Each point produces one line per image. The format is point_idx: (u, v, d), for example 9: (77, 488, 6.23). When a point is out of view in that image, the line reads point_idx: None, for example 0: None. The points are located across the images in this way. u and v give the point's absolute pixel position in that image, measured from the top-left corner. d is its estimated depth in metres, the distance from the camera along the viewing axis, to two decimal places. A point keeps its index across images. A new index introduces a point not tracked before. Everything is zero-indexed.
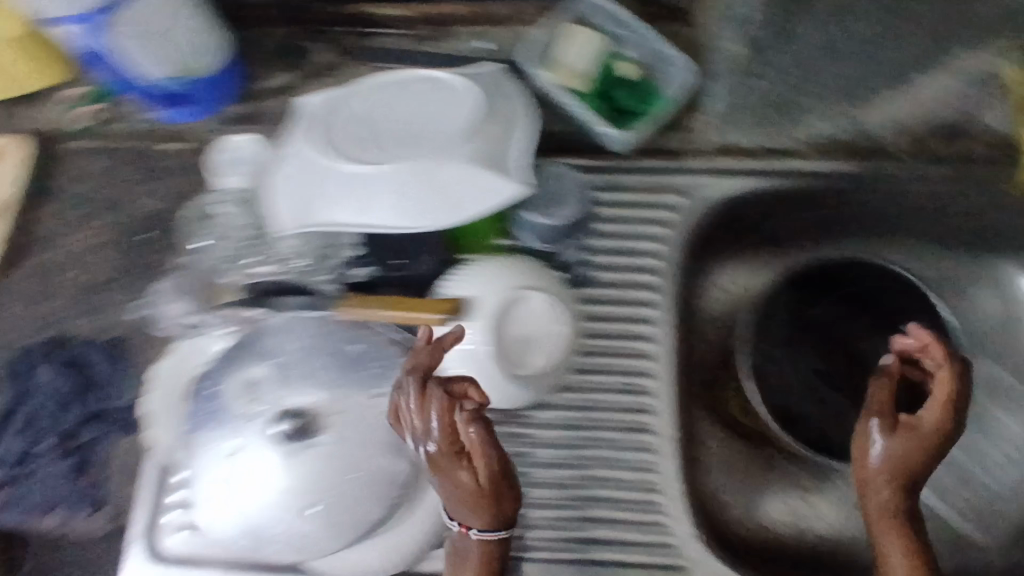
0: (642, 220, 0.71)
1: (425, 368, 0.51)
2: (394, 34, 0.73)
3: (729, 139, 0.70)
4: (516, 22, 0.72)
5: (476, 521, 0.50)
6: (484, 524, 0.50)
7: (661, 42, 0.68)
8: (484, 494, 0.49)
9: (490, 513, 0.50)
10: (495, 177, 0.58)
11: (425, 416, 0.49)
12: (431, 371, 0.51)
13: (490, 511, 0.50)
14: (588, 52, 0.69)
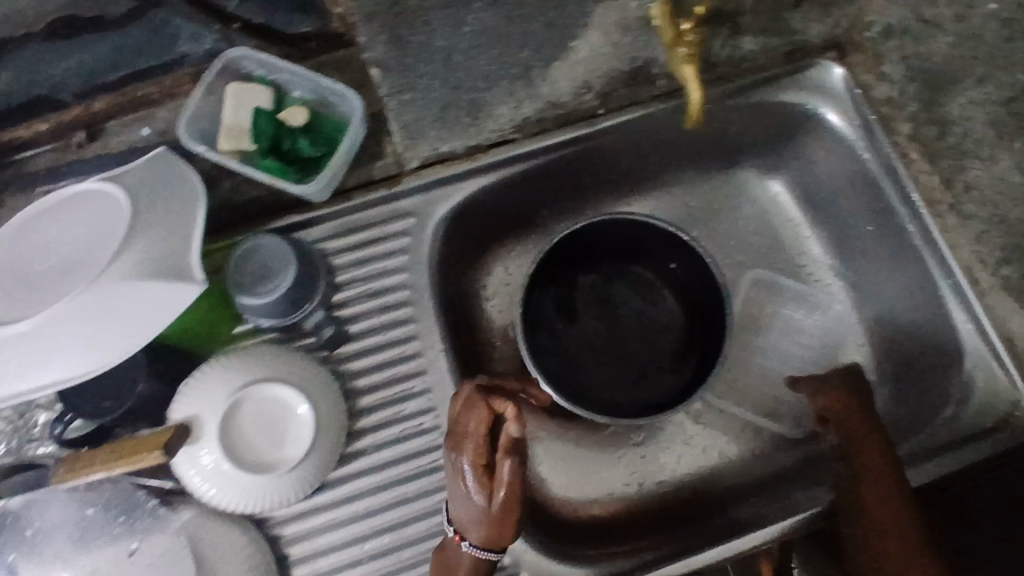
0: (378, 256, 0.69)
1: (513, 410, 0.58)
2: (43, 152, 0.65)
3: (438, 150, 0.68)
4: (175, 98, 0.66)
5: (472, 531, 0.58)
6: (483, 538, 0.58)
7: (321, 79, 0.64)
8: (490, 516, 0.57)
9: (484, 531, 0.57)
10: (170, 284, 0.54)
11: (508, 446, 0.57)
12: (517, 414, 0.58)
13: (491, 529, 0.57)
14: (248, 106, 0.62)
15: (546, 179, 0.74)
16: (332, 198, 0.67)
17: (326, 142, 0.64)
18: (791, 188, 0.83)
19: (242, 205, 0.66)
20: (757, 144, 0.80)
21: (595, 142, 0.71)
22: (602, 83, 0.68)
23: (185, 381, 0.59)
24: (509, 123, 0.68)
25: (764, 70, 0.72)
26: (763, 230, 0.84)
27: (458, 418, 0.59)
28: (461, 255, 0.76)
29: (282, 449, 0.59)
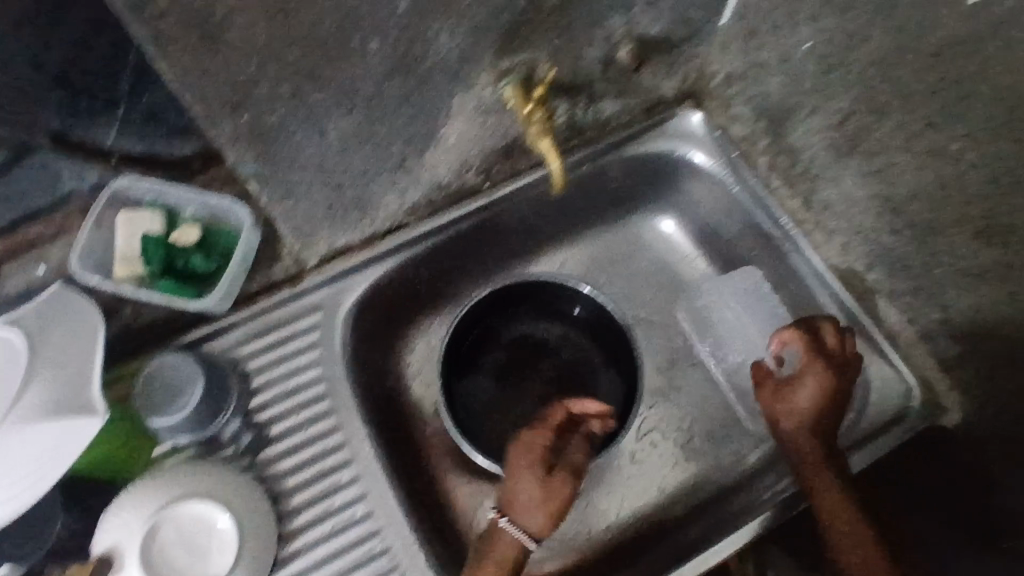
0: (291, 354, 0.70)
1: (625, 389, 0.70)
2: None
3: (335, 245, 0.71)
4: (65, 234, 0.66)
5: (522, 521, 0.61)
6: (534, 528, 0.62)
7: (204, 196, 0.66)
8: (551, 504, 0.62)
9: (540, 521, 0.61)
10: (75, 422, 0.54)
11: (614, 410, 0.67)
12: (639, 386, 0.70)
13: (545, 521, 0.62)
14: (138, 232, 0.64)
15: (448, 254, 0.78)
16: (237, 306, 0.69)
17: (220, 255, 0.67)
18: (682, 226, 0.87)
19: (148, 327, 0.67)
20: (642, 191, 0.85)
21: (485, 214, 0.76)
22: (480, 160, 0.72)
23: (105, 512, 0.58)
24: (400, 209, 0.71)
25: (629, 127, 0.79)
26: (665, 270, 0.87)
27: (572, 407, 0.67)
28: (380, 341, 0.78)
29: (209, 557, 0.59)
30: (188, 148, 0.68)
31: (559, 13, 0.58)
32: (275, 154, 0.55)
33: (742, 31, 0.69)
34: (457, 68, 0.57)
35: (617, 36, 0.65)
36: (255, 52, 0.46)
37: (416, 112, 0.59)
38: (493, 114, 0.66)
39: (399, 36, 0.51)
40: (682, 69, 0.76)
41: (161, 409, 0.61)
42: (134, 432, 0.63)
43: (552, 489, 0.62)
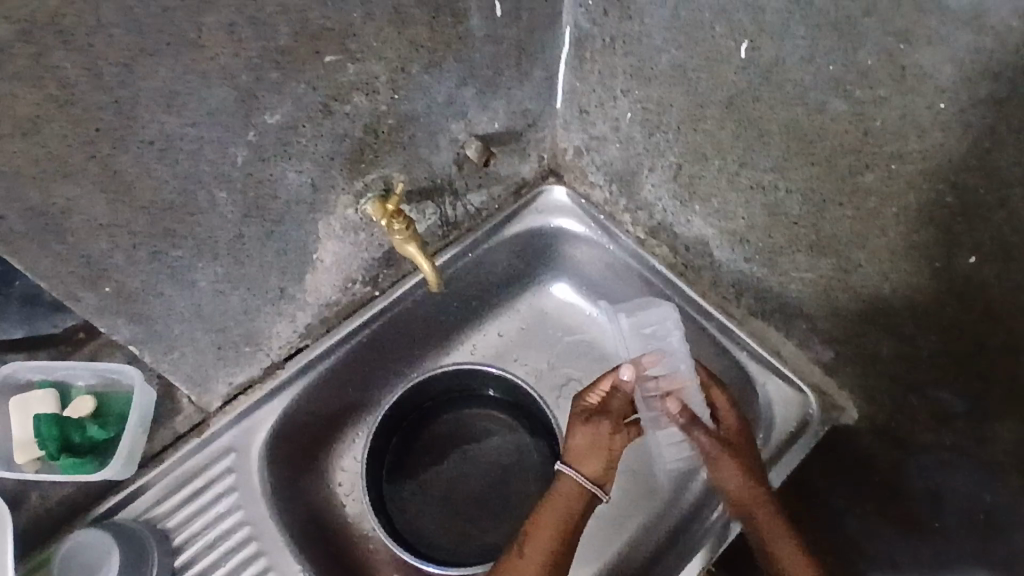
0: (210, 502, 0.69)
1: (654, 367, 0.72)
2: None
3: (235, 382, 0.71)
4: None
5: (586, 471, 0.65)
6: (594, 475, 0.65)
7: (85, 366, 0.66)
8: (605, 451, 0.65)
9: (601, 468, 0.65)
10: None
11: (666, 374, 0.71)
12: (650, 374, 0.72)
13: (606, 466, 0.65)
14: (30, 415, 0.64)
15: (357, 365, 0.79)
16: (146, 465, 0.69)
17: (116, 421, 0.66)
18: (576, 290, 0.92)
19: (54, 510, 0.65)
20: (530, 266, 0.90)
21: (384, 318, 0.79)
22: (362, 273, 0.75)
23: None
24: (293, 334, 0.73)
25: (499, 211, 0.84)
26: (569, 334, 0.91)
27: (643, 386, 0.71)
28: (303, 465, 0.78)
29: None
30: (72, 321, 0.67)
31: (396, 132, 0.64)
32: (149, 312, 0.57)
33: (574, 111, 0.78)
34: (311, 199, 0.61)
35: (460, 138, 0.71)
36: (104, 229, 0.49)
37: (284, 245, 0.63)
38: (362, 230, 0.70)
39: (245, 183, 0.55)
40: (534, 151, 0.83)
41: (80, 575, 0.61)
42: None
43: (608, 436, 0.66)
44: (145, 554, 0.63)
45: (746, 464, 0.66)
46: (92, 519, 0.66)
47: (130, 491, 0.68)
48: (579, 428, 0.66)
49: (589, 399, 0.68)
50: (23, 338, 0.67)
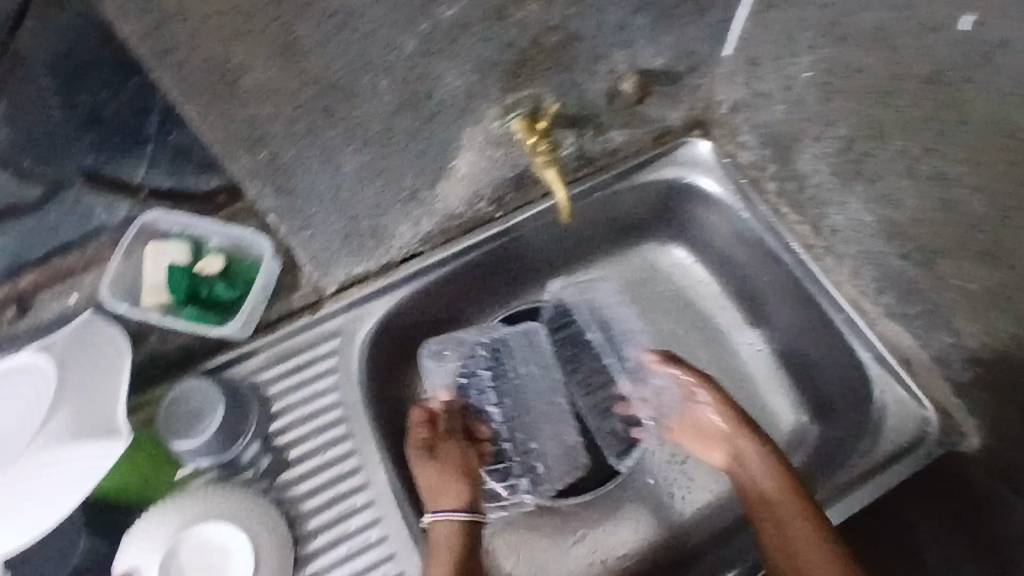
0: (310, 379, 0.72)
1: (456, 408, 0.78)
2: None
3: (353, 272, 0.73)
4: (94, 267, 0.68)
5: (451, 504, 0.68)
6: (464, 501, 0.69)
7: (224, 226, 0.69)
8: (457, 471, 0.71)
9: (464, 492, 0.70)
10: (88, 443, 0.55)
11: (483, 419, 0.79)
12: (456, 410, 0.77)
13: (468, 483, 0.71)
14: (164, 263, 0.67)
15: (464, 281, 0.80)
16: (258, 332, 0.72)
17: (241, 283, 0.70)
18: (695, 255, 0.88)
19: (172, 353, 0.69)
20: (652, 219, 0.87)
21: (501, 241, 0.79)
22: (490, 192, 0.74)
23: (126, 533, 0.59)
24: (414, 238, 0.74)
25: (638, 155, 0.80)
26: (677, 298, 0.88)
27: (439, 420, 0.75)
28: (399, 366, 0.80)
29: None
30: (216, 182, 0.69)
31: (561, 50, 0.61)
32: (292, 186, 0.58)
33: (742, 62, 0.72)
34: (464, 105, 0.60)
35: (619, 69, 0.67)
36: (270, 95, 0.50)
37: (426, 146, 0.62)
38: (501, 148, 0.68)
39: (407, 75, 0.54)
40: (690, 99, 0.78)
41: (185, 417, 0.65)
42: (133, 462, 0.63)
43: (457, 456, 0.72)
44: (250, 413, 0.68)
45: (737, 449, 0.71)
46: (204, 369, 0.70)
47: (244, 349, 0.72)
48: (425, 462, 0.71)
49: (418, 432, 0.73)
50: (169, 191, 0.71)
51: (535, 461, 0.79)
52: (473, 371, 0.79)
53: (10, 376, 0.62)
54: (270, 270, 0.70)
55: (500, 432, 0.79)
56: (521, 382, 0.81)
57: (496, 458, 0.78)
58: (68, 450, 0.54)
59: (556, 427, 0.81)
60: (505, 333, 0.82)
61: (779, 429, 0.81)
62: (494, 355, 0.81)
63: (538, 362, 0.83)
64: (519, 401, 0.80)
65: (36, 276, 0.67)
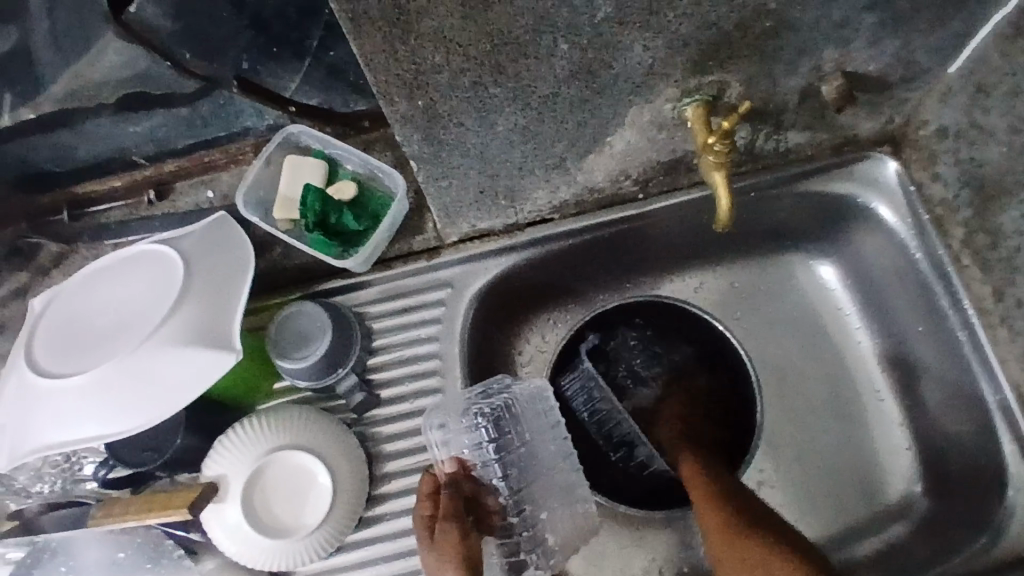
0: (414, 323, 0.71)
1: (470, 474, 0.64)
2: (115, 207, 0.73)
3: (477, 226, 0.70)
4: (236, 165, 0.72)
5: None
6: None
7: (368, 157, 0.69)
8: (454, 550, 0.53)
9: None
10: (203, 350, 0.57)
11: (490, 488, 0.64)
12: (469, 474, 0.63)
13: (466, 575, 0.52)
14: (301, 180, 0.67)
15: (587, 256, 0.76)
16: (374, 267, 0.72)
17: (369, 217, 0.68)
18: (843, 279, 0.80)
19: (292, 270, 0.70)
20: (805, 230, 0.79)
21: (635, 223, 0.73)
22: (639, 171, 0.68)
23: (220, 440, 0.60)
24: (547, 205, 0.69)
25: (809, 162, 0.72)
26: (808, 321, 0.81)
27: (456, 482, 0.61)
28: (502, 324, 0.79)
29: (301, 505, 0.60)
30: (361, 108, 0.71)
31: (765, 38, 0.53)
32: (442, 138, 0.54)
33: (968, 87, 0.66)
34: (641, 80, 0.54)
35: (824, 68, 0.59)
36: (443, 44, 0.45)
37: (587, 118, 0.57)
38: (665, 131, 0.62)
39: (590, 42, 0.48)
40: (889, 111, 0.68)
41: (300, 334, 0.65)
42: (237, 369, 0.65)
43: (455, 540, 0.54)
44: (353, 344, 0.67)
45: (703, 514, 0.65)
46: (320, 291, 0.71)
47: (359, 281, 0.71)
48: (425, 544, 0.56)
49: (423, 507, 0.60)
50: (317, 108, 0.71)
51: (543, 533, 0.66)
52: (480, 443, 0.66)
53: (137, 259, 0.62)
54: (399, 209, 0.68)
55: (507, 504, 0.65)
56: (530, 452, 0.68)
57: (505, 530, 0.65)
58: (184, 352, 0.57)
59: (572, 496, 0.68)
60: (507, 391, 0.69)
61: (883, 490, 0.75)
62: (496, 425, 0.67)
63: (546, 423, 0.70)
64: (525, 474, 0.67)
65: (176, 164, 0.72)
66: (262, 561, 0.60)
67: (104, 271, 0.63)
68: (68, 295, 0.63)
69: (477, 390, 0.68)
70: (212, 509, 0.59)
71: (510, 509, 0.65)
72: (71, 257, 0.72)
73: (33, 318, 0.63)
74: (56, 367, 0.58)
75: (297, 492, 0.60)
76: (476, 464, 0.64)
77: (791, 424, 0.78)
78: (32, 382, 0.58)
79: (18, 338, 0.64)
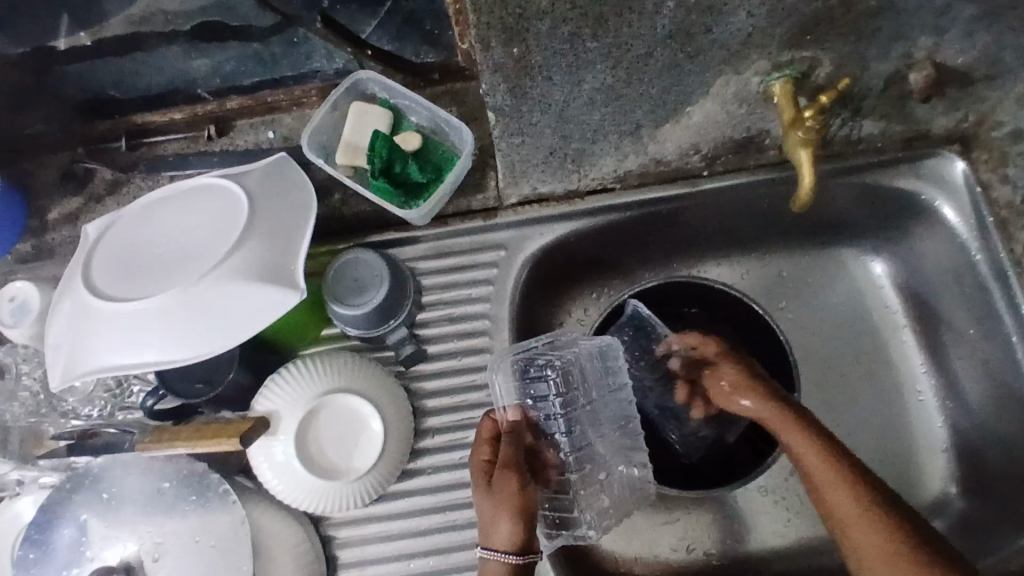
0: (466, 282, 0.70)
1: (534, 420, 0.65)
2: (173, 140, 0.72)
3: (539, 189, 0.69)
4: (301, 107, 0.71)
5: (501, 544, 0.55)
6: (513, 541, 0.55)
7: (438, 108, 0.68)
8: (508, 503, 0.56)
9: (514, 532, 0.55)
10: (270, 286, 0.57)
11: (551, 440, 0.65)
12: (532, 423, 0.65)
13: (520, 528, 0.55)
14: (368, 127, 0.66)
15: (641, 231, 0.75)
16: (431, 222, 0.71)
17: (434, 169, 0.68)
18: (895, 276, 0.80)
19: (350, 217, 0.70)
20: (863, 223, 0.78)
21: (694, 200, 0.71)
22: (710, 147, 0.67)
23: (273, 376, 0.61)
24: (612, 173, 0.68)
25: (876, 154, 0.71)
26: (854, 314, 0.80)
27: (516, 429, 0.62)
28: (549, 294, 0.78)
29: (358, 436, 0.60)
30: (432, 59, 0.71)
31: (860, 15, 0.54)
32: (528, 90, 0.55)
33: None
34: (737, 48, 0.54)
35: (913, 53, 0.60)
36: None
37: (672, 84, 0.57)
38: (745, 105, 0.62)
39: None
40: (964, 107, 0.68)
41: (364, 268, 0.64)
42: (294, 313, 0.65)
43: (514, 491, 0.56)
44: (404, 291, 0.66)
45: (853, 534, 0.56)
46: (376, 241, 0.70)
47: (412, 234, 0.70)
48: (482, 490, 0.58)
49: (481, 451, 0.62)
50: (388, 59, 0.71)
51: (598, 495, 0.66)
52: (545, 395, 0.66)
53: (201, 191, 0.62)
54: (464, 164, 0.67)
55: (567, 461, 0.65)
56: (595, 410, 0.68)
57: (561, 486, 0.65)
58: (249, 287, 0.57)
59: (630, 455, 0.67)
60: (576, 346, 0.68)
61: (919, 487, 0.75)
62: (565, 380, 0.67)
63: (609, 383, 0.69)
64: (589, 431, 0.67)
65: (236, 104, 0.71)
66: (310, 497, 0.59)
67: (165, 200, 0.62)
68: (126, 222, 0.62)
69: (543, 341, 0.67)
70: (263, 441, 0.59)
71: (569, 466, 0.65)
72: (125, 187, 0.71)
73: (90, 244, 0.63)
74: (116, 292, 0.58)
75: (352, 425, 0.60)
76: (539, 417, 0.65)
77: (830, 419, 0.78)
78: (91, 304, 0.58)
79: (74, 261, 0.63)
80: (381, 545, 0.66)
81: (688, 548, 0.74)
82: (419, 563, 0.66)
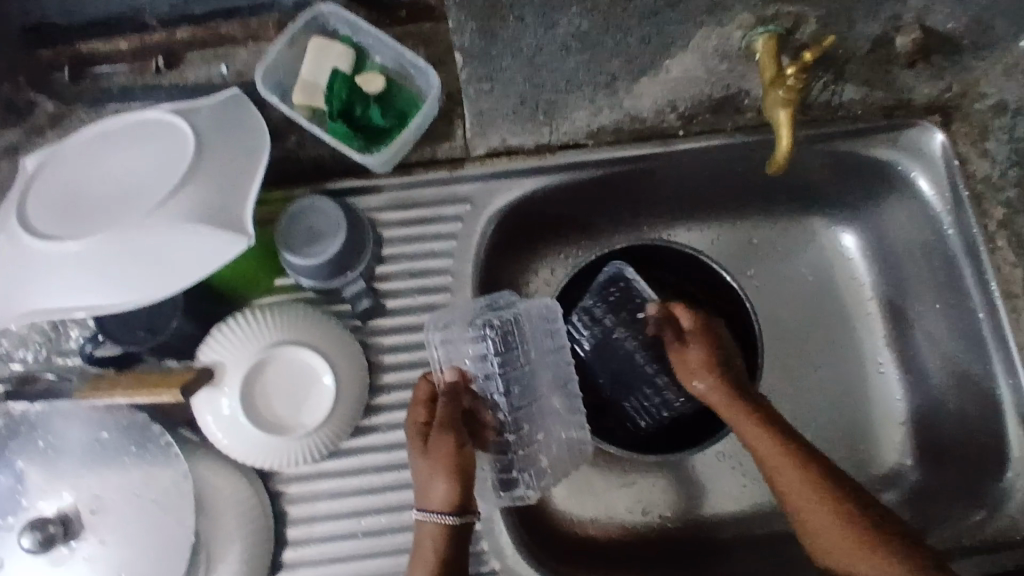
0: (429, 235, 0.68)
1: (471, 380, 0.63)
2: (118, 71, 0.67)
3: (508, 142, 0.66)
4: (256, 41, 0.67)
5: (438, 504, 0.55)
6: (450, 502, 0.55)
7: (403, 49, 0.64)
8: (445, 464, 0.55)
9: (451, 493, 0.55)
10: (215, 230, 0.54)
11: (488, 399, 0.64)
12: (468, 383, 0.63)
13: (456, 488, 0.55)
14: (327, 66, 0.62)
15: (613, 190, 0.72)
16: (393, 171, 0.67)
17: (395, 115, 0.64)
18: (865, 247, 0.79)
19: (306, 161, 0.66)
20: (838, 193, 0.76)
21: (666, 160, 0.68)
22: (688, 105, 0.65)
23: (217, 328, 0.58)
24: (586, 126, 0.66)
25: (855, 122, 0.69)
26: (822, 284, 0.80)
27: (453, 389, 0.61)
28: (516, 252, 0.76)
29: (293, 391, 0.58)
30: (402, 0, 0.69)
31: None
32: None
33: None
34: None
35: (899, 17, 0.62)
36: None
37: (652, 33, 0.59)
38: (727, 61, 0.62)
39: None
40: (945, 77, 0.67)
41: (314, 218, 0.61)
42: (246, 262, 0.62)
43: (451, 452, 0.55)
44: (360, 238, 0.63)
45: (814, 530, 0.57)
46: (334, 188, 0.67)
47: (374, 182, 0.67)
48: (417, 450, 0.57)
49: (417, 412, 0.60)
50: None
51: (537, 456, 0.65)
52: (484, 355, 0.64)
53: (143, 128, 0.57)
54: (429, 109, 0.63)
55: (505, 421, 0.64)
56: (534, 369, 0.66)
57: (499, 447, 0.64)
58: (192, 231, 0.53)
59: (568, 419, 0.66)
60: (517, 306, 0.66)
61: (875, 459, 0.76)
62: (504, 340, 0.65)
63: (551, 344, 0.66)
64: (528, 391, 0.65)
65: (190, 32, 0.68)
66: (254, 453, 0.57)
67: (103, 137, 0.58)
68: (61, 159, 0.58)
69: (481, 304, 0.66)
70: (206, 393, 0.56)
71: (507, 426, 0.64)
72: (67, 119, 0.66)
73: (24, 181, 0.59)
74: (47, 233, 0.54)
75: (292, 382, 0.58)
76: (477, 377, 0.64)
77: (793, 388, 0.77)
78: (21, 245, 0.54)
79: (7, 198, 0.59)
80: (331, 502, 0.64)
81: (643, 512, 0.74)
82: (370, 521, 0.64)
